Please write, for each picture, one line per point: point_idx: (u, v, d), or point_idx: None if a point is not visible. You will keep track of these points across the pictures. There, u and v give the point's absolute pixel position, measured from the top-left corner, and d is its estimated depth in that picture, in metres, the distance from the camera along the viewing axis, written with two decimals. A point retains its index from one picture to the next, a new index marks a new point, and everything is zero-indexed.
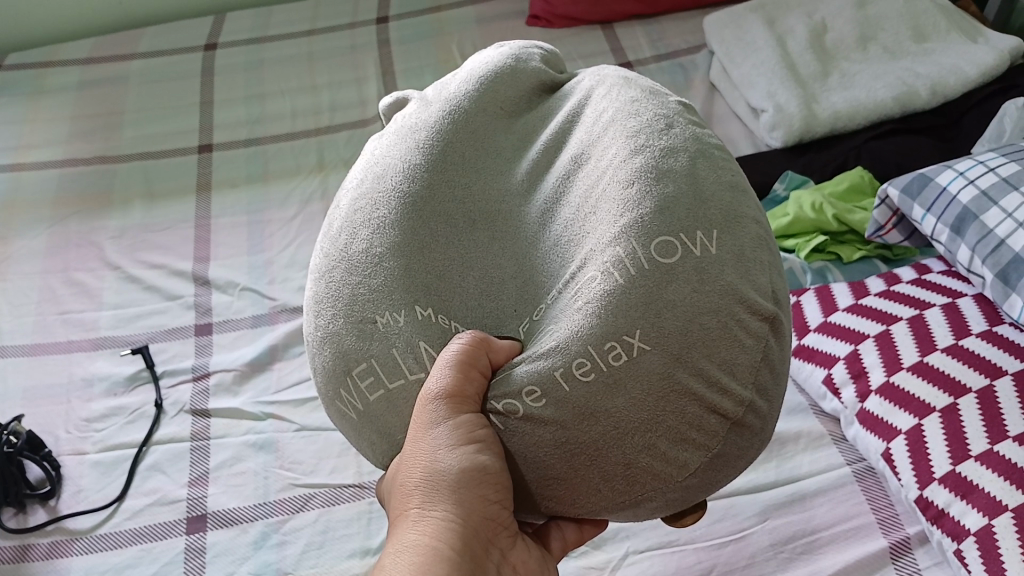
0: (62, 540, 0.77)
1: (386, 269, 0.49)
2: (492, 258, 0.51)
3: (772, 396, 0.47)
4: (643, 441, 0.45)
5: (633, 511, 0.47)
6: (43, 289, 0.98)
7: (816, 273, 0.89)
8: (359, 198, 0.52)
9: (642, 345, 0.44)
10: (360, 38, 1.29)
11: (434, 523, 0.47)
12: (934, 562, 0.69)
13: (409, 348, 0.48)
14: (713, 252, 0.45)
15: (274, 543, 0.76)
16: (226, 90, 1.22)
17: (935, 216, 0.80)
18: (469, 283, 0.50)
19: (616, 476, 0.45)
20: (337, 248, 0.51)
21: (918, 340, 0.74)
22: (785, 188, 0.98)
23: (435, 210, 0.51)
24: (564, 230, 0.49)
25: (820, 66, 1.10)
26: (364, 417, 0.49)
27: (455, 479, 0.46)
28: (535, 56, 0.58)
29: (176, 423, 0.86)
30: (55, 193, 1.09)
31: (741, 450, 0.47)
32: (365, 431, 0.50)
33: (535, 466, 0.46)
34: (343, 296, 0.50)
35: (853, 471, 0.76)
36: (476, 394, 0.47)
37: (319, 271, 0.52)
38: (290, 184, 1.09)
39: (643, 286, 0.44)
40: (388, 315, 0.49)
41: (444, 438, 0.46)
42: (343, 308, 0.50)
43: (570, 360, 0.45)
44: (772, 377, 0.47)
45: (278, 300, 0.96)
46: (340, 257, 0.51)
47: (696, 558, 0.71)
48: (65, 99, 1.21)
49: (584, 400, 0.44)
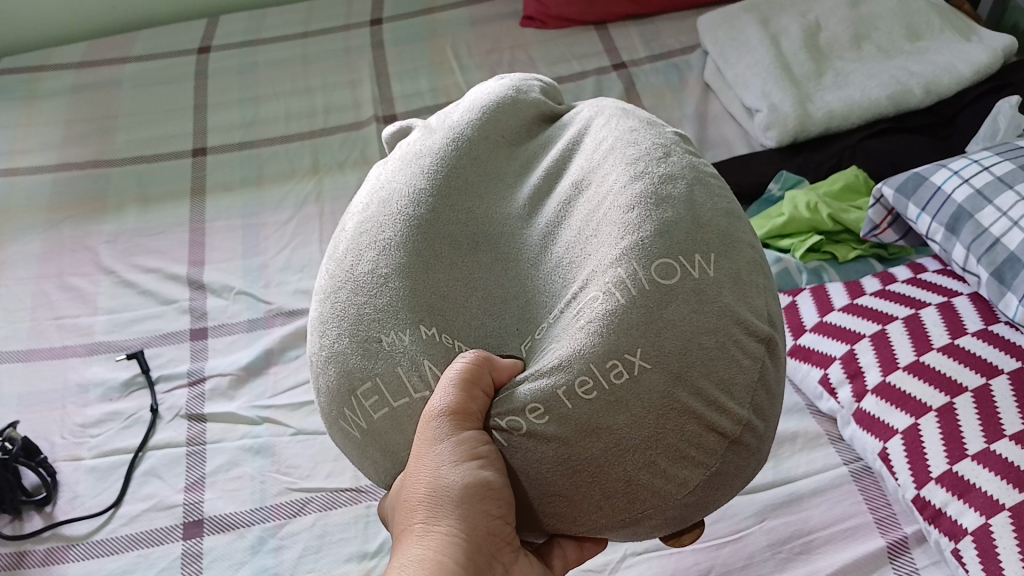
0: (58, 546, 0.77)
1: (391, 289, 0.49)
2: (494, 279, 0.51)
3: (768, 416, 0.48)
4: (643, 459, 0.45)
5: (633, 529, 0.47)
6: (38, 294, 0.98)
7: (812, 273, 0.88)
8: (363, 222, 0.52)
9: (642, 364, 0.44)
10: (354, 40, 1.28)
11: (439, 537, 0.46)
12: (931, 561, 0.69)
13: (413, 367, 0.48)
14: (710, 274, 0.45)
15: (271, 548, 0.76)
16: (220, 93, 1.21)
17: (930, 215, 0.80)
18: (472, 303, 0.50)
19: (616, 493, 0.45)
20: (342, 268, 0.51)
21: (913, 339, 0.74)
22: (780, 188, 0.98)
23: (439, 231, 0.51)
24: (563, 250, 0.49)
25: (814, 65, 1.10)
26: (368, 435, 0.49)
27: (458, 495, 0.46)
28: (535, 86, 0.58)
29: (171, 428, 0.85)
30: (49, 197, 1.08)
31: (738, 469, 0.47)
32: (369, 450, 0.50)
33: (537, 484, 0.46)
34: (348, 315, 0.50)
35: (850, 471, 0.76)
36: (480, 412, 0.47)
37: (323, 293, 0.52)
38: (285, 187, 1.09)
39: (644, 305, 0.45)
40: (393, 333, 0.48)
41: (447, 454, 0.46)
42: (348, 327, 0.49)
43: (573, 378, 0.45)
44: (768, 398, 0.47)
45: (274, 304, 0.95)
46: (345, 278, 0.51)
47: (694, 559, 0.71)
48: (58, 104, 1.20)
49: (586, 417, 0.44)
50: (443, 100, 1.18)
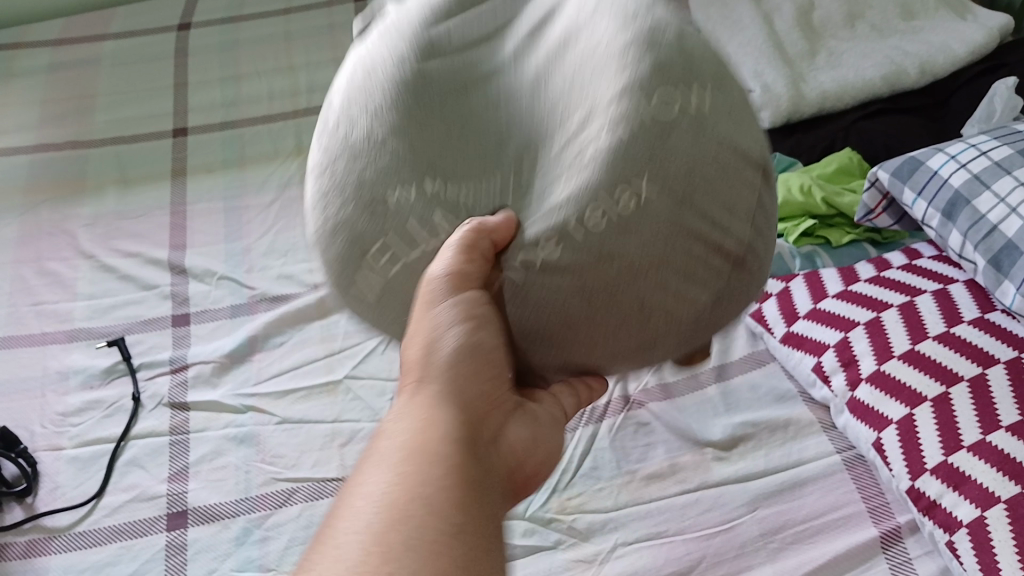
0: (39, 539, 0.75)
1: (389, 148, 0.48)
2: (493, 126, 0.50)
3: (767, 237, 0.51)
4: (654, 279, 0.46)
5: (646, 356, 0.50)
6: (16, 280, 0.95)
7: (805, 258, 0.87)
8: (348, 90, 0.50)
9: (648, 189, 0.45)
10: (338, 16, 1.26)
11: (427, 401, 0.47)
12: (924, 552, 0.69)
13: (422, 221, 0.48)
14: (707, 106, 0.46)
15: (256, 540, 0.74)
16: (201, 71, 1.19)
17: (927, 200, 0.78)
18: (474, 147, 0.49)
19: (632, 313, 0.47)
20: (337, 139, 0.50)
21: (908, 327, 0.73)
22: (773, 170, 0.96)
23: (431, 79, 0.49)
24: (554, 85, 0.48)
25: (807, 44, 1.08)
26: (382, 296, 0.50)
27: (454, 356, 0.48)
28: None
29: (154, 416, 0.83)
30: (26, 179, 1.06)
31: (739, 290, 0.51)
32: (383, 311, 0.51)
33: (557, 316, 0.47)
34: (351, 182, 0.49)
35: (842, 460, 0.75)
36: (488, 253, 0.47)
37: (321, 167, 0.51)
38: (268, 168, 1.06)
39: (657, 151, 0.45)
40: (399, 191, 0.48)
41: (445, 316, 0.48)
42: (352, 192, 0.49)
43: (581, 207, 0.45)
44: (765, 222, 0.50)
45: (257, 290, 0.94)
46: (342, 147, 0.49)
47: (685, 548, 0.70)
48: (34, 82, 1.17)
49: (598, 243, 0.45)
50: None
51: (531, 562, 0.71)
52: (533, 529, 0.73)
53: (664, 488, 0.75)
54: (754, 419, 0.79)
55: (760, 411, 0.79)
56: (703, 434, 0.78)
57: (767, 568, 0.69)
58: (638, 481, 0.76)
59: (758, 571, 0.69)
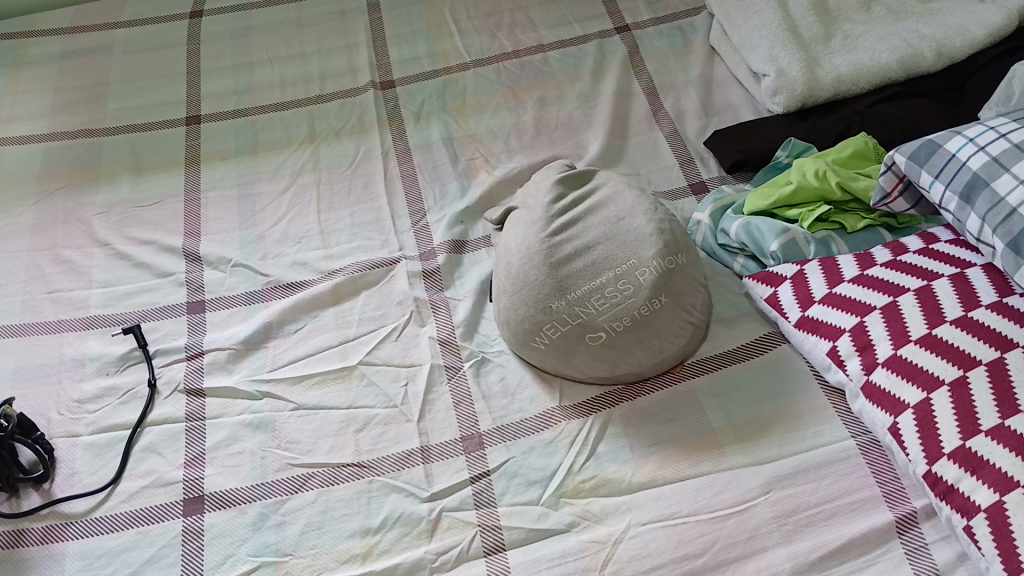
0: (56, 524, 0.76)
1: (529, 327, 0.79)
2: (605, 300, 0.78)
3: (695, 313, 0.80)
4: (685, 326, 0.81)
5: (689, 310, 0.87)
6: (31, 268, 0.96)
7: (820, 244, 0.85)
8: (516, 302, 0.80)
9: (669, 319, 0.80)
10: (350, 3, 1.26)
11: None
12: (941, 536, 0.69)
13: (543, 302, 0.79)
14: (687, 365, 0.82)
15: (272, 525, 0.75)
16: (213, 59, 1.19)
17: (944, 183, 0.78)
18: (595, 309, 0.78)
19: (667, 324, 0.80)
20: (509, 302, 0.81)
21: (925, 311, 0.73)
22: (787, 155, 0.95)
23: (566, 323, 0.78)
24: (627, 316, 0.77)
25: (822, 28, 1.06)
26: (519, 281, 0.81)
27: None
28: (580, 326, 0.78)
29: (169, 403, 0.84)
30: (40, 167, 1.06)
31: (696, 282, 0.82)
32: (526, 299, 0.80)
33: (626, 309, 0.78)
34: (512, 310, 0.81)
35: (857, 444, 0.75)
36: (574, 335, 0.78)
37: (503, 294, 0.82)
38: (281, 153, 1.07)
39: (631, 280, 0.78)
40: (535, 327, 0.79)
41: None
42: (513, 304, 0.81)
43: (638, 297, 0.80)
44: (697, 322, 0.81)
45: (272, 277, 0.94)
46: (507, 311, 0.82)
47: (699, 530, 0.71)
48: (47, 70, 1.17)
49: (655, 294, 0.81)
50: (442, 65, 1.16)
51: (545, 544, 0.72)
52: (547, 513, 0.73)
53: (678, 470, 0.75)
54: (768, 410, 0.78)
55: (778, 398, 0.79)
56: (716, 422, 0.78)
57: (780, 550, 0.70)
58: (650, 464, 0.76)
59: (771, 554, 0.69)
